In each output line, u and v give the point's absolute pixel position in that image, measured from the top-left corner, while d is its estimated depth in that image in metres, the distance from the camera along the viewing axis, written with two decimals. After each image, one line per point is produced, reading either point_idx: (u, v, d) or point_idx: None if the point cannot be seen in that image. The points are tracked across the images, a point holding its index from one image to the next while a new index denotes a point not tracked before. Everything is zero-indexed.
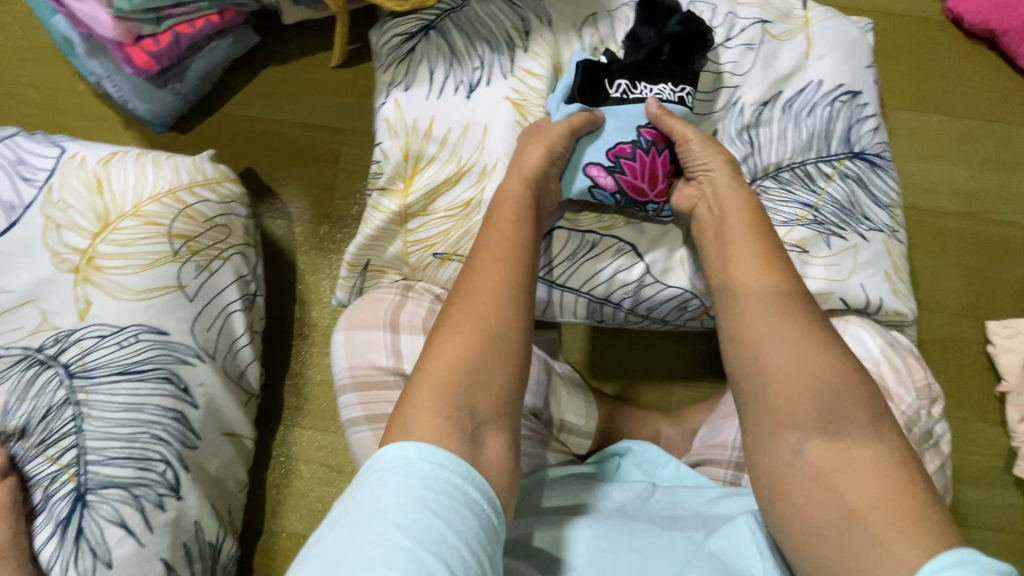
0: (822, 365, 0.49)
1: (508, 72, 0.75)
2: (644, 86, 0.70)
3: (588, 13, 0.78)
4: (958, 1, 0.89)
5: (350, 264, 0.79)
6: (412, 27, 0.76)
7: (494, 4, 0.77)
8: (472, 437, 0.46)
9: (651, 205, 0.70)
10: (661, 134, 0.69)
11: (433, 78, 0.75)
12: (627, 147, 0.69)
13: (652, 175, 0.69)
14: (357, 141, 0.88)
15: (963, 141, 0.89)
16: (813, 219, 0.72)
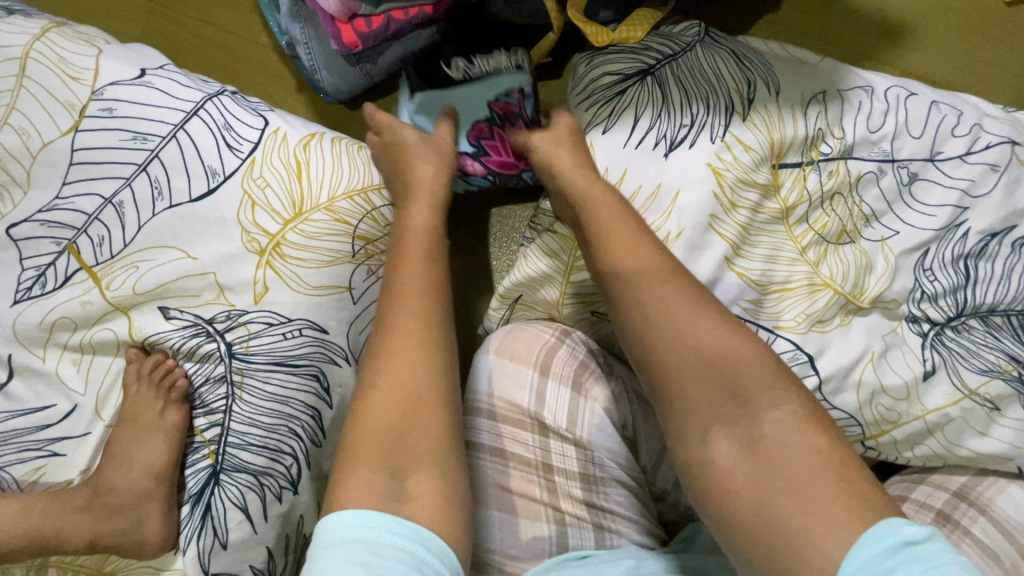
0: (709, 356, 0.49)
1: (716, 135, 0.67)
2: (479, 61, 0.75)
3: (819, 89, 0.71)
4: None
5: (501, 294, 0.76)
6: (624, 67, 0.69)
7: (719, 59, 0.69)
8: (399, 490, 0.44)
9: (525, 173, 0.76)
10: (507, 107, 0.74)
11: (635, 125, 0.67)
12: (484, 130, 0.75)
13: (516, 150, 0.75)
14: None
15: None
16: (1017, 376, 0.65)
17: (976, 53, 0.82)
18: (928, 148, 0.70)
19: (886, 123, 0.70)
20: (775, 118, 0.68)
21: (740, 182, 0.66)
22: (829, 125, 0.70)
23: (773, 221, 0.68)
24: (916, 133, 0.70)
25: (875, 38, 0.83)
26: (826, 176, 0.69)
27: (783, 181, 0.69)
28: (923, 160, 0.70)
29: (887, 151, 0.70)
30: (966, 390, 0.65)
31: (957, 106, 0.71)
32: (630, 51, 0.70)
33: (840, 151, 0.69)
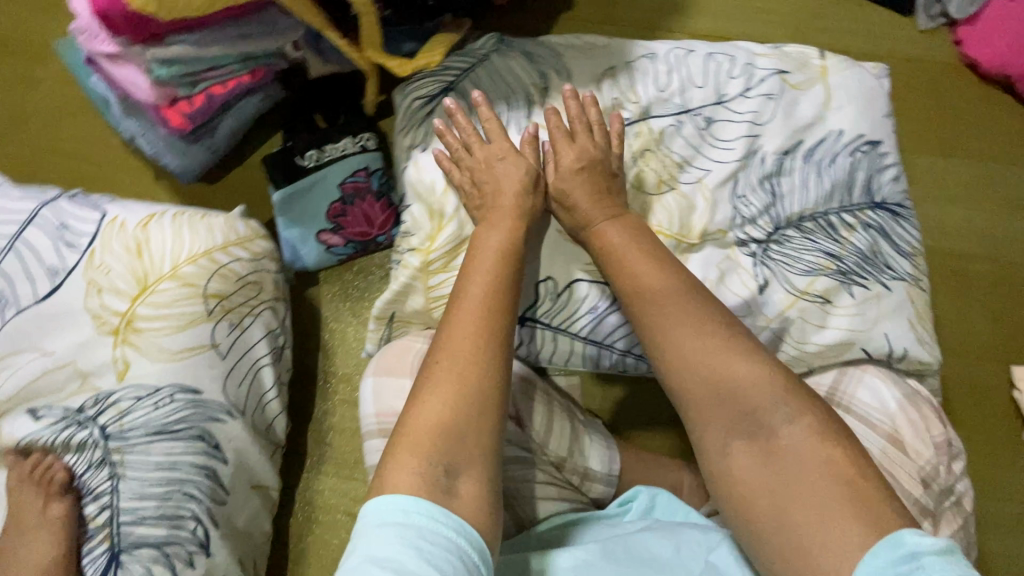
0: (743, 378, 0.54)
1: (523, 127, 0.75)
2: (328, 148, 0.82)
3: (607, 66, 0.79)
4: (972, 45, 0.87)
5: (375, 316, 0.77)
6: (428, 88, 0.76)
7: (513, 61, 0.78)
8: (449, 481, 0.49)
9: (380, 237, 0.85)
10: (360, 185, 0.82)
11: (449, 138, 0.75)
12: (337, 206, 0.82)
13: (367, 218, 0.84)
14: None
15: (980, 187, 0.88)
16: (836, 269, 0.72)
17: (749, 4, 0.92)
18: (714, 94, 0.78)
19: (672, 81, 0.79)
20: (571, 99, 0.76)
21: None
22: (622, 94, 0.78)
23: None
24: (700, 82, 0.78)
25: (659, 11, 0.92)
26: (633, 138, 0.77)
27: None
28: (712, 105, 0.78)
29: (681, 104, 0.78)
30: (798, 293, 0.72)
31: (730, 52, 0.81)
32: (431, 73, 0.77)
33: (639, 114, 0.78)
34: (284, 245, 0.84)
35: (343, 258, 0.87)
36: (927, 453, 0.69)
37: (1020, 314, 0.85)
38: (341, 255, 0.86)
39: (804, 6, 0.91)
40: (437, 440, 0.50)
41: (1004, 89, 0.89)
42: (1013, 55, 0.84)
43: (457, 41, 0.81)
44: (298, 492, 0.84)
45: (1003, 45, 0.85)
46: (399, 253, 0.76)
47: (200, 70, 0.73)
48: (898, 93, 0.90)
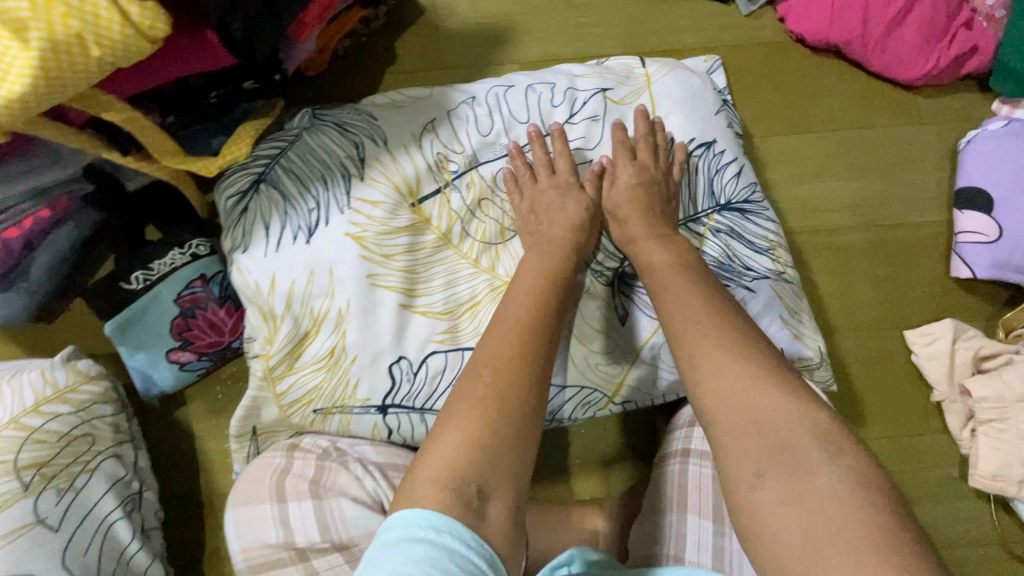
0: (771, 399, 0.51)
1: (345, 205, 0.72)
2: (156, 264, 0.76)
3: (427, 119, 0.78)
4: (795, 22, 0.87)
5: (237, 434, 0.72)
6: (240, 184, 0.73)
7: (325, 137, 0.75)
8: (479, 503, 0.46)
9: (234, 342, 0.80)
10: (196, 296, 0.77)
11: (269, 231, 0.71)
12: (179, 322, 0.77)
13: (215, 326, 0.78)
14: None
15: (837, 156, 0.87)
16: None
17: (573, 22, 0.90)
18: (541, 126, 0.79)
19: (496, 122, 0.79)
20: (391, 164, 0.75)
21: (383, 235, 0.72)
22: (445, 146, 0.77)
23: (433, 252, 0.74)
24: (524, 117, 0.79)
25: (485, 46, 0.90)
26: (466, 190, 0.76)
27: (429, 214, 0.75)
28: (541, 138, 0.79)
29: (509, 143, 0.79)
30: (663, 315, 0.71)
31: (548, 80, 0.81)
32: (242, 167, 0.74)
33: (468, 163, 0.77)
34: (133, 373, 0.78)
35: (203, 372, 0.81)
36: None
37: (904, 273, 0.84)
38: (199, 369, 0.80)
39: (627, 15, 0.91)
40: (456, 462, 0.48)
41: (837, 56, 0.89)
42: (834, 25, 0.84)
43: (270, 125, 0.78)
44: None
45: (821, 16, 0.84)
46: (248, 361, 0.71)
47: None
48: (739, 81, 0.89)
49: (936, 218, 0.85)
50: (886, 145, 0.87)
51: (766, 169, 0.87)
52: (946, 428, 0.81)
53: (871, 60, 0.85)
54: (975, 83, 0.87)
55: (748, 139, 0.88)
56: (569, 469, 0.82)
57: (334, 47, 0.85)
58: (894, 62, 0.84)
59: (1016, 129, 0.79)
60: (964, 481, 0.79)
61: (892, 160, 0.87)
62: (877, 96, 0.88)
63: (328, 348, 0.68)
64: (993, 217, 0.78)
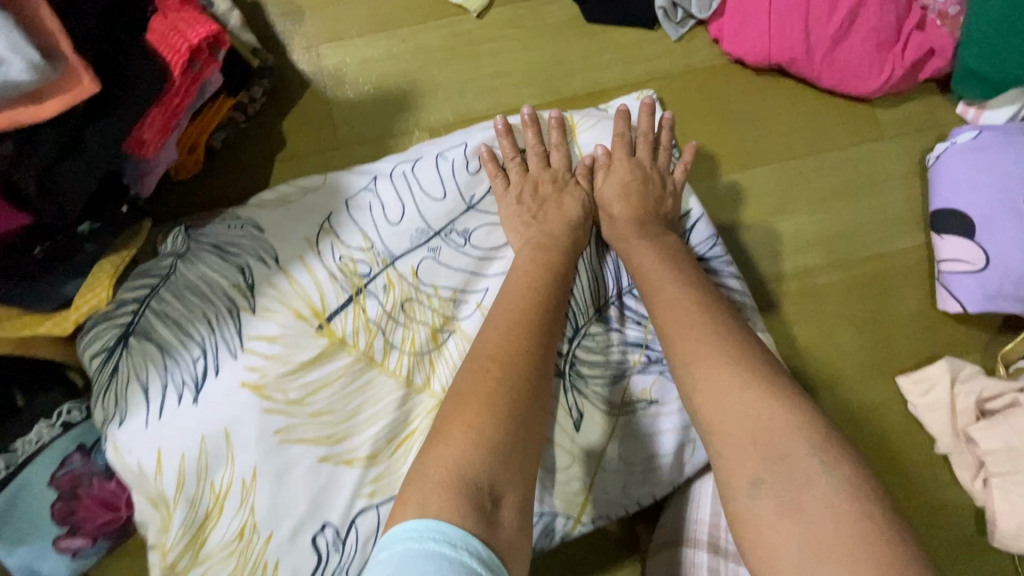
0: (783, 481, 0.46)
1: (237, 346, 0.63)
2: (19, 442, 0.62)
3: (323, 222, 0.70)
4: (731, 43, 0.77)
5: None
6: (104, 340, 0.62)
7: (203, 265, 0.66)
8: (494, 514, 0.46)
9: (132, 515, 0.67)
10: (76, 473, 0.64)
11: (146, 394, 0.60)
12: (60, 506, 0.64)
13: (106, 502, 0.65)
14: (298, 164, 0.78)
15: (797, 187, 0.78)
16: (646, 361, 0.70)
17: (485, 74, 0.80)
18: (462, 200, 0.73)
19: (406, 207, 0.71)
20: (286, 287, 0.66)
21: (285, 377, 0.62)
22: (348, 249, 0.69)
23: (348, 383, 0.64)
24: (434, 195, 0.71)
25: (387, 113, 0.79)
26: (382, 295, 0.68)
27: (341, 332, 0.66)
28: (463, 213, 0.73)
29: (423, 228, 0.71)
30: (624, 392, 0.69)
31: (456, 149, 0.73)
32: (105, 318, 0.63)
33: (380, 263, 0.69)
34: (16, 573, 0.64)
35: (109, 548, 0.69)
36: None
37: (886, 311, 0.76)
38: (101, 550, 0.68)
39: (543, 58, 0.80)
40: (461, 467, 0.48)
41: (782, 73, 0.79)
42: (774, 43, 0.74)
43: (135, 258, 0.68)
44: None
45: (758, 36, 0.74)
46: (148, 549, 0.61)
47: None
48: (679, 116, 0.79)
49: (913, 242, 0.77)
50: (850, 167, 0.78)
51: (723, 212, 0.77)
52: (954, 478, 0.73)
53: (820, 77, 0.76)
54: (935, 86, 0.78)
55: (697, 181, 0.78)
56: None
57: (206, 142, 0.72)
58: (847, 74, 0.75)
59: (989, 140, 0.71)
60: (983, 535, 0.72)
61: (858, 182, 0.78)
62: (832, 113, 0.78)
63: (236, 529, 0.59)
64: (976, 242, 0.69)
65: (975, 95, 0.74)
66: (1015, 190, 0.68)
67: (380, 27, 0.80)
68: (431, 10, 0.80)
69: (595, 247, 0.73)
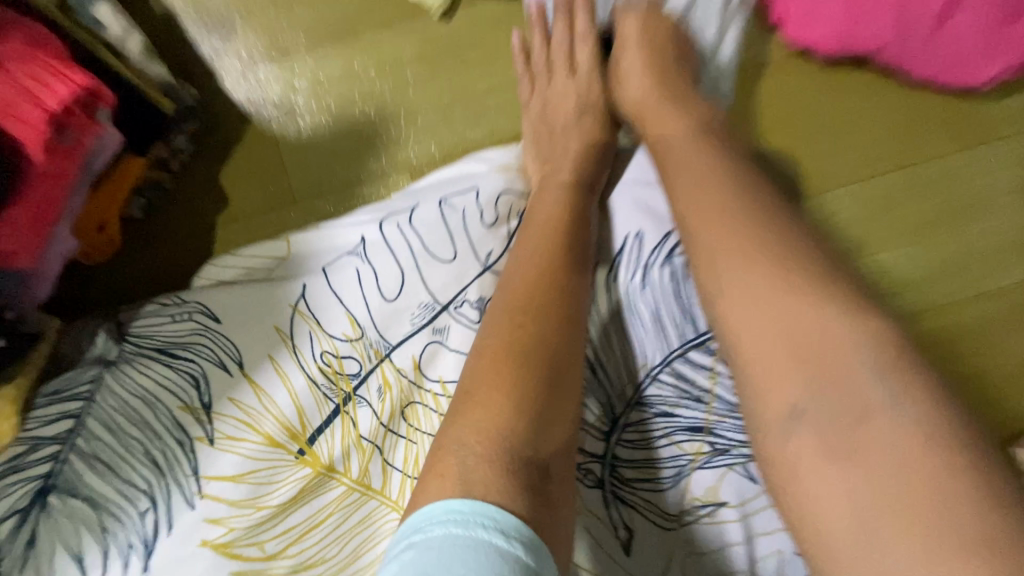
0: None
1: (196, 490, 0.48)
2: None
3: (292, 304, 0.54)
4: (797, 31, 0.59)
5: None
6: (9, 501, 0.45)
7: (143, 378, 0.50)
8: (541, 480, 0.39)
9: None
10: None
11: (78, 569, 0.45)
12: None
13: None
14: (255, 189, 0.61)
15: (887, 207, 0.60)
16: (711, 450, 0.54)
17: (474, 94, 0.63)
18: (470, 260, 0.56)
19: (401, 275, 0.55)
20: (255, 400, 0.50)
21: (255, 529, 0.48)
22: (331, 343, 0.53)
23: (340, 524, 0.50)
24: (444, 253, 0.56)
25: (355, 148, 0.62)
26: (375, 401, 0.53)
27: (328, 456, 0.51)
28: (476, 276, 0.56)
29: (427, 300, 0.55)
30: (684, 498, 0.53)
31: (466, 196, 0.57)
32: (8, 466, 0.46)
33: (373, 356, 0.54)
34: None
35: None
36: None
37: None
38: None
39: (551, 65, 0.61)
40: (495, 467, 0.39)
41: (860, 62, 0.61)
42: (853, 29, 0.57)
43: (46, 374, 0.51)
44: None
45: (835, 15, 0.56)
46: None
47: None
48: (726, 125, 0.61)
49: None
50: (954, 180, 0.60)
51: None
52: None
53: (911, 66, 0.58)
54: None
55: None
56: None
57: (120, 214, 0.56)
58: (946, 65, 0.57)
59: None
60: None
61: (962, 201, 0.60)
62: (926, 105, 0.60)
63: None
64: None
65: None
66: None
67: (331, 36, 0.62)
68: (400, 11, 0.62)
69: (619, 304, 0.57)
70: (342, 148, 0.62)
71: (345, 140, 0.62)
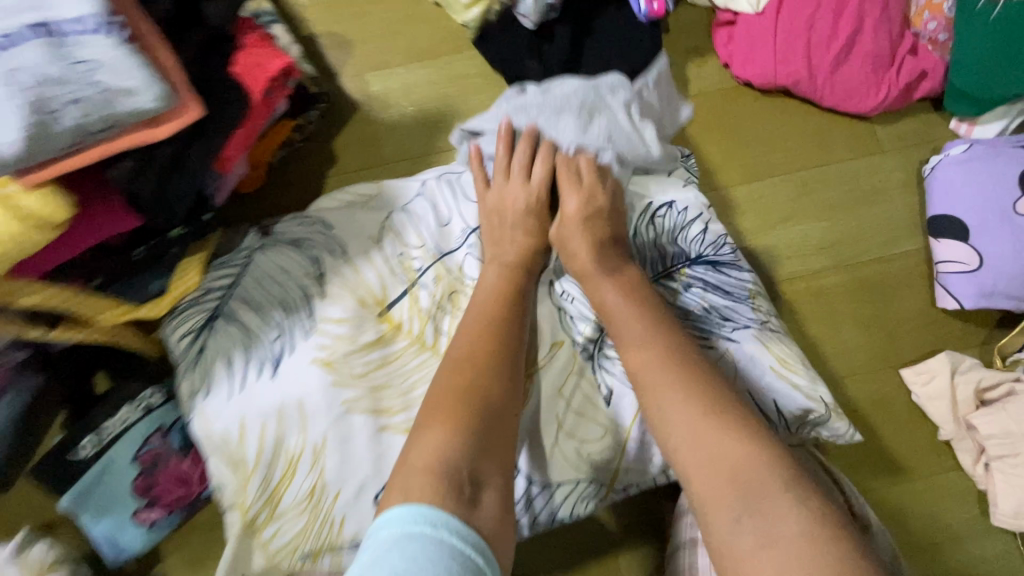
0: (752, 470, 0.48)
1: (309, 329, 0.73)
2: (107, 424, 0.71)
3: (383, 220, 0.79)
4: (742, 69, 0.84)
5: None
6: (194, 321, 0.73)
7: (279, 257, 0.75)
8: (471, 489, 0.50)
9: (204, 491, 0.75)
10: (158, 451, 0.72)
11: (232, 371, 0.72)
12: (142, 480, 0.72)
13: (181, 479, 0.73)
14: (358, 154, 0.86)
15: (807, 195, 0.84)
16: None
17: None
18: None
19: (450, 211, 0.80)
20: (348, 279, 0.75)
21: (343, 359, 0.72)
22: (405, 247, 0.77)
23: (401, 364, 0.74)
24: (472, 197, 0.80)
25: (430, 131, 0.88)
26: (432, 286, 0.75)
27: (399, 319, 0.75)
28: None
29: (466, 227, 0.79)
30: None
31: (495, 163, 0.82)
32: (194, 301, 0.74)
33: (431, 257, 0.77)
34: (99, 542, 0.72)
35: (173, 527, 0.76)
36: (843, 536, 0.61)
37: (892, 310, 0.82)
38: (171, 523, 0.75)
39: None
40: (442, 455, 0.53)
41: (789, 93, 0.86)
42: (779, 68, 0.82)
43: (213, 253, 0.77)
44: None
45: (765, 60, 0.82)
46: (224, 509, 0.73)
47: None
48: (693, 131, 0.86)
49: (912, 245, 0.83)
50: (855, 178, 0.84)
51: (736, 219, 0.84)
52: (958, 463, 0.78)
53: (823, 96, 0.83)
54: (929, 104, 0.85)
55: (710, 189, 0.84)
56: (572, 557, 0.78)
57: (268, 159, 0.80)
58: (845, 97, 0.82)
59: (979, 152, 0.77)
60: (987, 516, 0.77)
61: (861, 193, 0.84)
62: (834, 126, 0.85)
63: (307, 489, 0.71)
64: (971, 245, 0.75)
65: (966, 113, 0.81)
66: (1005, 198, 0.74)
67: (419, 58, 0.89)
68: (467, 42, 0.90)
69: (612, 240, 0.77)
70: (421, 130, 0.88)
71: (423, 125, 0.88)
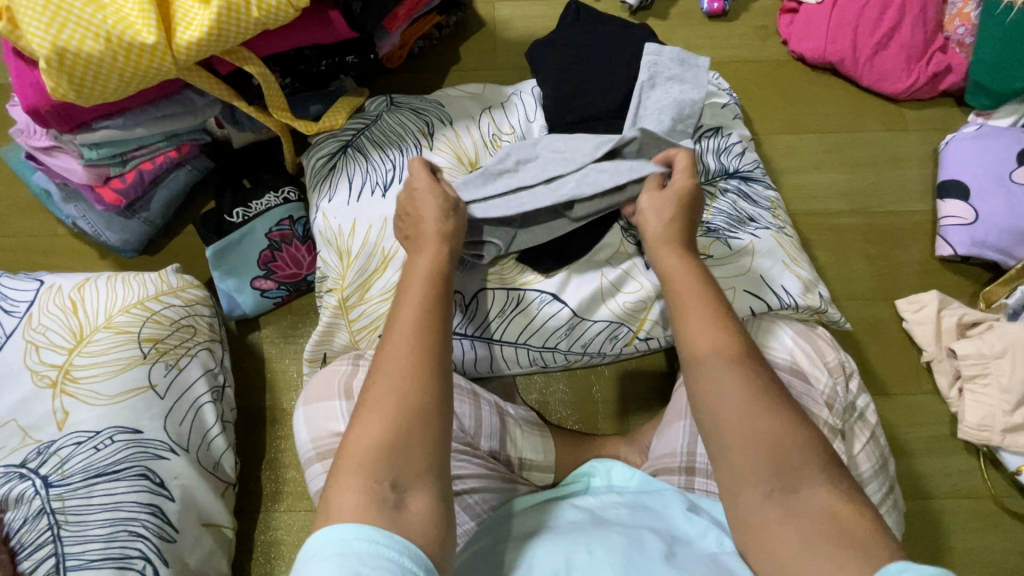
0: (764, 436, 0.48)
1: (417, 168, 0.83)
2: (254, 204, 0.91)
3: (485, 108, 0.90)
4: (798, 44, 1.03)
5: (309, 360, 0.85)
6: (329, 148, 0.87)
7: (400, 116, 0.88)
8: (395, 497, 0.44)
9: (309, 276, 0.93)
10: (284, 233, 0.91)
11: (351, 185, 0.83)
12: (267, 253, 0.90)
13: (295, 261, 0.91)
14: (476, 59, 1.08)
15: (834, 151, 1.01)
16: (708, 230, 0.77)
17: None
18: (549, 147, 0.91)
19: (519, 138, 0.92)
20: (452, 139, 0.86)
21: None
22: (498, 127, 0.88)
23: None
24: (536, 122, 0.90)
25: None
26: None
27: None
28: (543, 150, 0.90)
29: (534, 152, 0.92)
30: None
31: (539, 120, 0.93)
32: (332, 134, 0.88)
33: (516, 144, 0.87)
34: (222, 296, 0.91)
35: (278, 301, 0.94)
36: (823, 380, 0.71)
37: (896, 254, 0.96)
38: (277, 298, 0.93)
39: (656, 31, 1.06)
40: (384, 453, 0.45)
41: (833, 72, 1.04)
42: (828, 46, 1.00)
43: (356, 105, 0.92)
44: (261, 528, 0.86)
45: (818, 39, 1.00)
46: (322, 298, 0.84)
47: (126, 149, 0.83)
48: (748, 88, 1.04)
49: (921, 207, 0.98)
50: (879, 146, 1.01)
51: (772, 160, 1.01)
52: (934, 388, 0.90)
53: (861, 75, 1.01)
54: (953, 100, 1.02)
55: (756, 136, 1.02)
56: (570, 404, 0.91)
57: (411, 45, 1.02)
58: (880, 78, 1.00)
59: (986, 132, 0.93)
60: (955, 438, 0.88)
61: (882, 159, 1.00)
62: (868, 103, 1.03)
63: (394, 282, 0.79)
64: (970, 203, 0.91)
65: (982, 106, 0.97)
66: (1002, 167, 0.90)
67: None
68: None
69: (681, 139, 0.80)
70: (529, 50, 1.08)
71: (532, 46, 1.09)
